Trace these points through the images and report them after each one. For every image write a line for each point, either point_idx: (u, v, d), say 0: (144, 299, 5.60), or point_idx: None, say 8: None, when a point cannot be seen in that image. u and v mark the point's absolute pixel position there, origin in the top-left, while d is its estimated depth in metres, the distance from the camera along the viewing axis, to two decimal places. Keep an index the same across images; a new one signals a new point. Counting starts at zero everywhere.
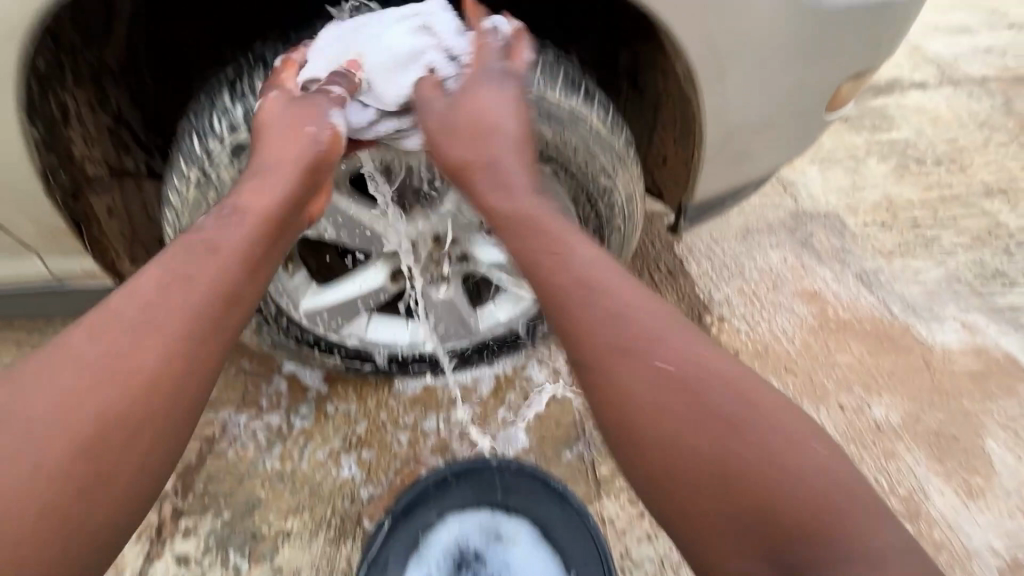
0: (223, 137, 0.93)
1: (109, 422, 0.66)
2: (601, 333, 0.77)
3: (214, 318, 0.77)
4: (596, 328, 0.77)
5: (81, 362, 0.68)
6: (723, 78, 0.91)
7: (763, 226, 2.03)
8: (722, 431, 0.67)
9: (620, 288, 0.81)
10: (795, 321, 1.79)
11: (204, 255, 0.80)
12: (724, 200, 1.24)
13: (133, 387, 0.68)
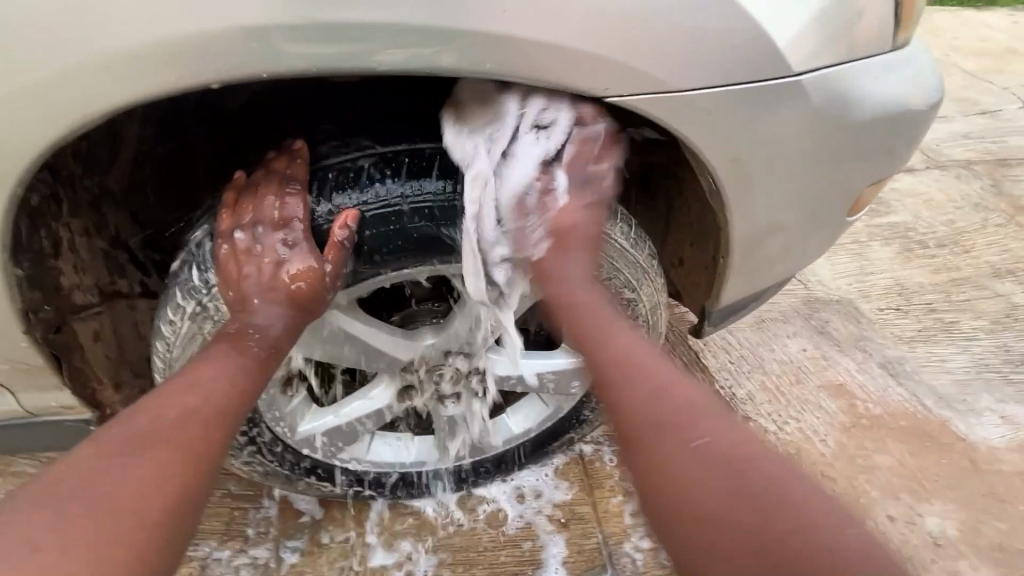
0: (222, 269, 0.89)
1: (123, 525, 0.68)
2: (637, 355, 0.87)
3: (235, 404, 0.85)
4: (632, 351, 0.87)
5: (98, 479, 0.71)
6: (751, 192, 0.86)
7: (777, 313, 1.97)
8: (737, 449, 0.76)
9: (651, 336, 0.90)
10: (825, 419, 1.68)
11: (224, 353, 0.88)
12: (747, 302, 1.17)
13: (168, 453, 0.76)
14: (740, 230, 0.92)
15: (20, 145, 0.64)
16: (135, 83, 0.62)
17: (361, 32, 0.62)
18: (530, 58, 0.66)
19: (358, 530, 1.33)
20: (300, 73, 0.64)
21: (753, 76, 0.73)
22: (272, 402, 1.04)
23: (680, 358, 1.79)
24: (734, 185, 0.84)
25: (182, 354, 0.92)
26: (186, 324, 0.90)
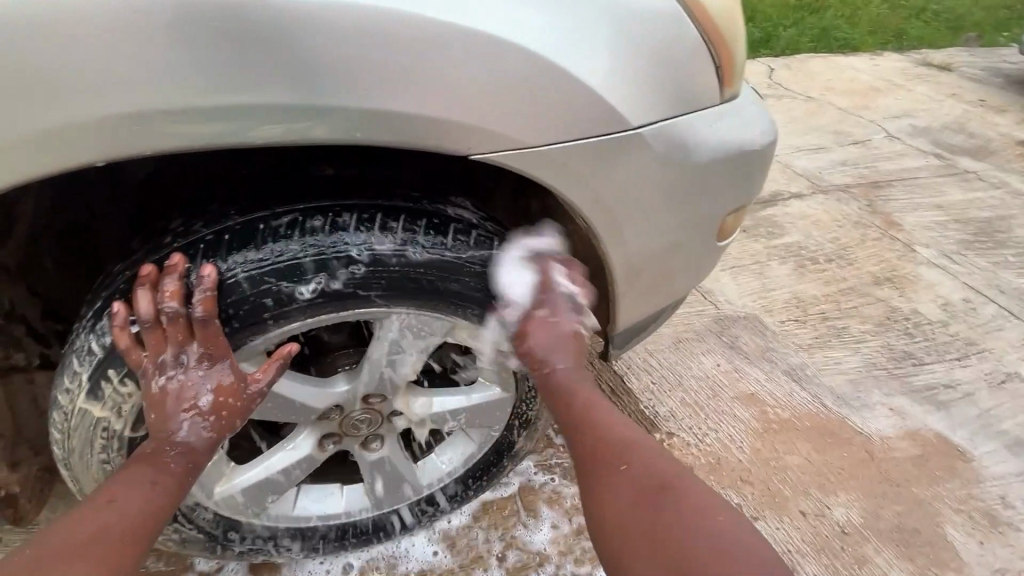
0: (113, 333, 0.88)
1: None
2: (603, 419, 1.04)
3: (176, 480, 0.92)
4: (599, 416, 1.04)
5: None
6: (620, 229, 0.98)
7: (692, 333, 2.12)
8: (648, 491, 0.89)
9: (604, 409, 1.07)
10: (741, 428, 1.81)
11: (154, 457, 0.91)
12: (647, 322, 1.28)
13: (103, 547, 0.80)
14: (619, 263, 1.04)
15: None
16: (24, 164, 0.67)
17: (243, 111, 0.70)
18: (399, 126, 0.75)
19: None
20: (187, 149, 0.71)
21: (600, 131, 0.86)
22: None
23: (606, 383, 1.89)
24: (604, 224, 0.96)
25: (80, 420, 0.91)
26: (82, 392, 0.89)
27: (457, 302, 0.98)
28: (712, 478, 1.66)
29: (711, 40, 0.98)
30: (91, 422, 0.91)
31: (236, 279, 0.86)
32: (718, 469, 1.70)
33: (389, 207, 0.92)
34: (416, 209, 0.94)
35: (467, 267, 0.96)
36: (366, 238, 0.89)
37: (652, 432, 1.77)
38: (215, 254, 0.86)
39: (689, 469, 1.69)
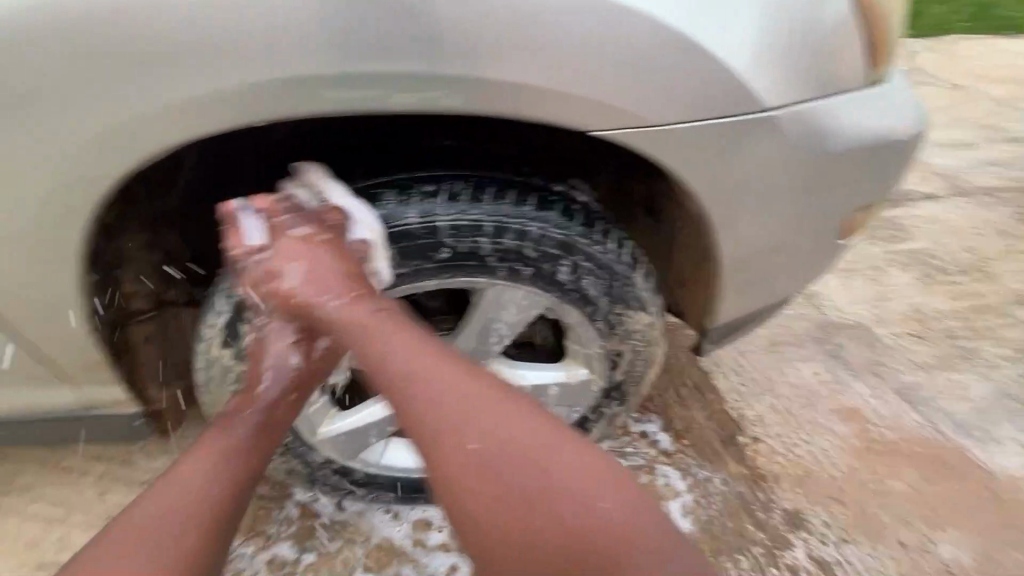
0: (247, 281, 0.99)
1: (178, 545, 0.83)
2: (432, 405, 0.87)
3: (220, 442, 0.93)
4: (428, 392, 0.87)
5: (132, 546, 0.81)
6: (737, 219, 0.93)
7: (790, 337, 1.97)
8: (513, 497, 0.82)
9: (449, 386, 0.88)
10: (837, 444, 1.68)
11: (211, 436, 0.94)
12: (748, 320, 1.22)
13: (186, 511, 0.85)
14: (729, 254, 0.99)
15: (101, 170, 0.77)
16: (196, 123, 0.75)
17: (382, 78, 0.74)
18: (526, 97, 0.75)
19: (378, 530, 1.40)
20: (331, 113, 0.76)
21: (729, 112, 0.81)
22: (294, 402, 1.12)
23: (689, 378, 1.82)
24: (720, 212, 0.92)
25: (219, 352, 1.04)
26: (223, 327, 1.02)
27: (559, 281, 0.98)
28: (799, 492, 1.57)
29: (864, 14, 0.88)
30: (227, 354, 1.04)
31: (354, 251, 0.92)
32: (806, 483, 1.60)
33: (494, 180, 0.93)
34: (522, 184, 0.95)
35: (571, 244, 0.95)
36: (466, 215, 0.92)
37: (737, 435, 1.69)
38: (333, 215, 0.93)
39: (775, 479, 1.60)
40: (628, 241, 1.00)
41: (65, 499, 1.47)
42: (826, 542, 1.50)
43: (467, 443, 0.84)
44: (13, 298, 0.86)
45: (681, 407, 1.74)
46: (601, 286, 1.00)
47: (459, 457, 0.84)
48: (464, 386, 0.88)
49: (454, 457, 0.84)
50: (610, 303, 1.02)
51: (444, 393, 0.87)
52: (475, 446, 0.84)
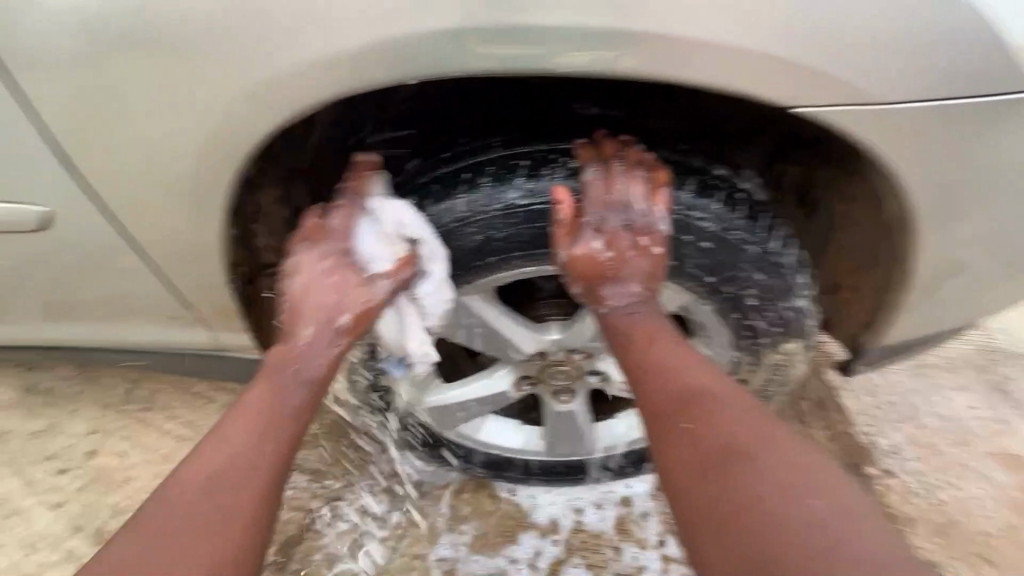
0: None
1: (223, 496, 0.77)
2: (679, 383, 0.78)
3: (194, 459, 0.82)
4: (679, 374, 0.79)
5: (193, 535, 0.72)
6: (950, 223, 0.79)
7: (943, 359, 1.68)
8: (741, 471, 0.68)
9: (694, 370, 0.80)
10: (992, 494, 1.43)
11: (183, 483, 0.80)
12: (917, 342, 1.04)
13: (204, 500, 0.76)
14: (927, 264, 0.85)
15: (251, 125, 0.76)
16: (348, 78, 0.70)
17: (550, 36, 0.66)
18: (723, 64, 0.65)
19: (464, 501, 1.40)
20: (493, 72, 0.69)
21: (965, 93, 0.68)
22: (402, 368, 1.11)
23: (812, 391, 1.61)
24: (930, 215, 0.78)
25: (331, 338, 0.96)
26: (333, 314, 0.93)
27: (709, 280, 0.84)
28: (938, 543, 1.36)
29: None
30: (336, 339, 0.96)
31: (473, 236, 0.77)
32: (948, 533, 1.38)
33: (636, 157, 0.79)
34: (676, 164, 0.81)
35: (729, 239, 0.80)
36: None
37: (864, 464, 1.48)
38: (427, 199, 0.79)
39: (908, 521, 1.39)
40: (793, 240, 0.84)
41: (194, 421, 1.63)
42: None
43: (686, 427, 0.74)
44: (167, 243, 0.90)
45: (800, 422, 1.55)
46: (757, 289, 0.85)
47: (685, 442, 0.73)
48: (689, 373, 0.79)
49: (689, 450, 0.73)
50: (761, 309, 0.88)
51: (675, 378, 0.79)
52: (691, 433, 0.74)
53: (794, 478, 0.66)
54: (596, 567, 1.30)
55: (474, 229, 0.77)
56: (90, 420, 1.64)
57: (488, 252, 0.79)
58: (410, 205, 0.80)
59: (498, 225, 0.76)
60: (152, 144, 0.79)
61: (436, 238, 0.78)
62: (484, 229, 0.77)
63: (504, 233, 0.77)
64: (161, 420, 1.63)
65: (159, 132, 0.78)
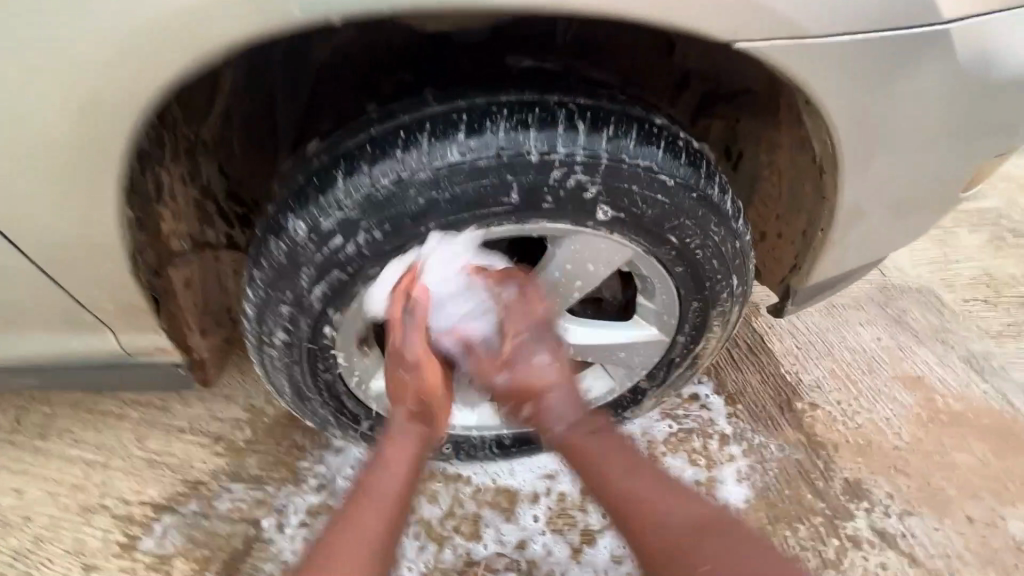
0: (281, 246, 0.78)
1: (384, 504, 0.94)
2: (623, 484, 0.95)
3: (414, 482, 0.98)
4: (621, 475, 0.96)
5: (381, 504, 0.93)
6: (870, 159, 0.84)
7: (850, 299, 1.84)
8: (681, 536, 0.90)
9: (631, 473, 0.97)
10: (900, 412, 1.59)
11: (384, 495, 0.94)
12: (838, 281, 1.13)
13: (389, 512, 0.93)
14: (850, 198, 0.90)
15: (145, 78, 0.66)
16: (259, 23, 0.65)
17: None
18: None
19: (422, 488, 1.35)
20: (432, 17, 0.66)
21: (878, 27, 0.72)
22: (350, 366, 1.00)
23: (744, 339, 1.71)
24: (852, 148, 0.82)
25: (266, 328, 0.88)
26: (263, 300, 0.84)
27: (657, 230, 0.83)
28: (862, 462, 1.48)
29: None
30: (268, 327, 0.88)
31: (414, 200, 0.72)
32: (869, 451, 1.50)
33: (578, 104, 0.74)
34: (617, 111, 0.77)
35: (677, 186, 0.79)
36: (558, 151, 0.71)
37: (794, 399, 1.59)
38: (359, 159, 0.72)
39: (834, 446, 1.51)
40: (729, 187, 0.86)
41: (106, 444, 1.44)
42: (892, 513, 1.39)
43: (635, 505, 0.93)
44: (46, 232, 0.77)
45: (735, 369, 1.65)
46: (700, 236, 0.86)
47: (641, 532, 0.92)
48: (625, 467, 0.97)
49: (637, 498, 0.94)
50: (705, 256, 0.90)
51: (619, 485, 0.95)
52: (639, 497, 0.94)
53: (715, 525, 0.91)
54: (560, 532, 1.31)
55: (415, 191, 0.71)
56: None
57: (433, 216, 0.74)
58: (340, 172, 0.72)
59: (441, 185, 0.71)
60: (26, 109, 0.68)
61: (374, 205, 0.72)
62: (425, 190, 0.71)
63: (447, 193, 0.71)
64: (65, 447, 1.43)
65: (37, 94, 0.67)
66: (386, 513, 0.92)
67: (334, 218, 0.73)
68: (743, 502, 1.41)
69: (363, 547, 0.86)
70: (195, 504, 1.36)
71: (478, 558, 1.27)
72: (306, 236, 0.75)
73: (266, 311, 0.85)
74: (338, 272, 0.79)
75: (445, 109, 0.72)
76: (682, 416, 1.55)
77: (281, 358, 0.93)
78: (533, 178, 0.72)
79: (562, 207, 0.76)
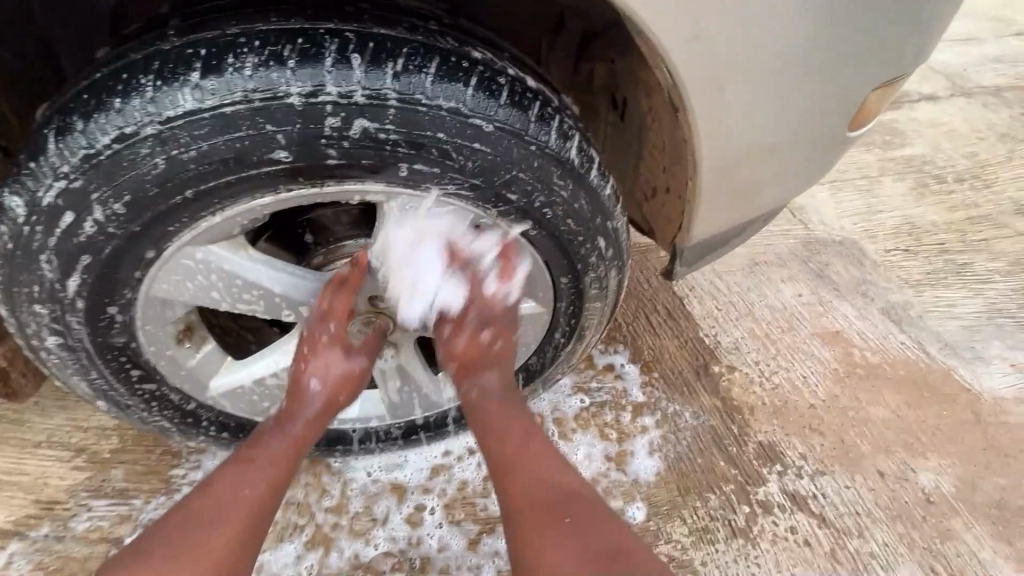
0: (12, 229, 0.64)
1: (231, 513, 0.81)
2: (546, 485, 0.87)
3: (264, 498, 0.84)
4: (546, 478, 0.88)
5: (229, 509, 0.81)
6: (726, 89, 0.76)
7: (772, 256, 1.78)
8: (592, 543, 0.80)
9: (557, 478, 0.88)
10: (817, 369, 1.54)
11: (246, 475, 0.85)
12: (727, 237, 1.05)
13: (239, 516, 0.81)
14: (717, 139, 0.82)
15: None
16: None
17: None
18: None
19: (307, 489, 1.23)
20: None
21: None
22: (176, 366, 0.86)
23: (663, 304, 1.63)
24: (703, 77, 0.74)
25: (31, 328, 0.75)
26: (13, 296, 0.71)
27: (489, 186, 0.71)
28: (775, 424, 1.42)
29: None
30: (36, 327, 0.74)
31: (151, 160, 0.61)
32: (784, 412, 1.45)
33: (358, 35, 0.63)
34: (414, 41, 0.65)
35: (501, 132, 0.67)
36: (325, 91, 0.61)
37: (710, 363, 1.52)
38: (84, 112, 0.60)
39: (749, 410, 1.45)
40: (575, 133, 0.74)
41: None
42: (803, 474, 1.35)
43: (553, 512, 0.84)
44: None
45: (651, 335, 1.56)
46: (544, 192, 0.74)
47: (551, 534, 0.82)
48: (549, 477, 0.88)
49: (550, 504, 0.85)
50: (557, 216, 0.78)
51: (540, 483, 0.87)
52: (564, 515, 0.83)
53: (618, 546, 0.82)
54: (457, 523, 1.21)
55: (146, 149, 0.60)
56: None
57: (183, 180, 0.62)
58: (68, 127, 0.61)
59: (182, 140, 0.60)
60: None
61: (100, 170, 0.61)
62: (164, 147, 0.60)
63: (192, 150, 0.61)
64: None
65: None
66: (275, 469, 0.87)
67: (55, 188, 0.62)
68: (654, 474, 1.32)
69: (247, 489, 0.84)
70: (48, 527, 1.20)
71: (365, 560, 1.16)
72: (28, 214, 0.63)
73: (21, 310, 0.72)
74: (88, 257, 0.66)
75: (191, 47, 0.60)
76: (595, 388, 1.45)
77: (70, 360, 0.80)
78: (299, 129, 0.62)
79: (356, 162, 0.65)
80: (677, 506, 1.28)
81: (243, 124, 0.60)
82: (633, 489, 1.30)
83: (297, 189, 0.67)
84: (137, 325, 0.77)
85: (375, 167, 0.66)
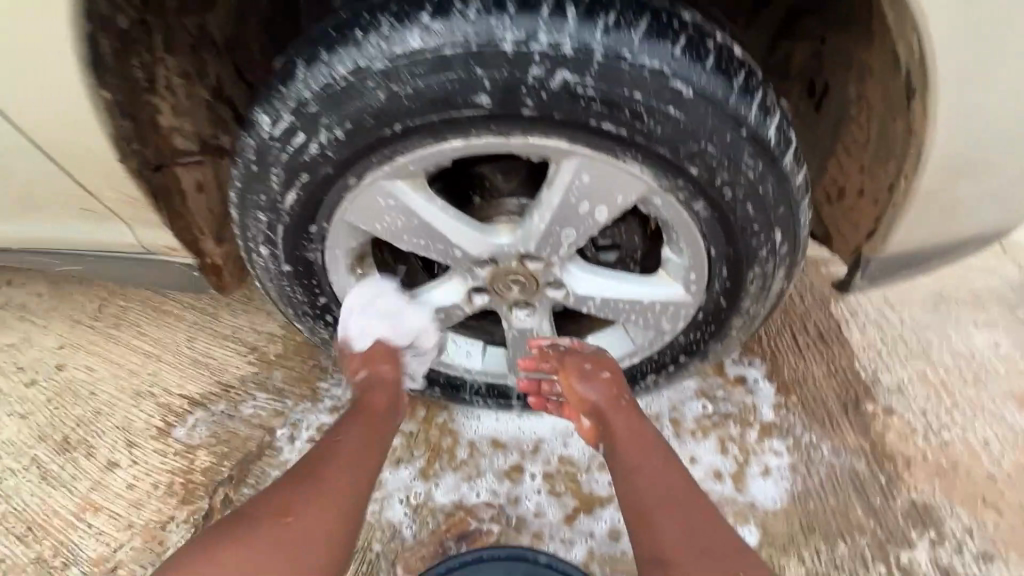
0: (254, 141, 0.78)
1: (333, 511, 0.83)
2: (651, 471, 0.93)
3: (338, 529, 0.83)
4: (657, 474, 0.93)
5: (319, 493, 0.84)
6: (985, 79, 0.70)
7: (968, 294, 1.49)
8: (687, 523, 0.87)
9: (652, 468, 0.93)
10: (1005, 436, 1.29)
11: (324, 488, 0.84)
12: (919, 260, 0.96)
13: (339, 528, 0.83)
14: (960, 137, 0.75)
15: None
16: None
17: None
18: None
19: (421, 425, 1.32)
20: None
21: None
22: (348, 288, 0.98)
23: (815, 324, 1.44)
24: (960, 62, 0.68)
25: (246, 230, 0.89)
26: (241, 199, 0.84)
27: (674, 155, 0.71)
28: (935, 486, 1.22)
29: None
30: (251, 229, 0.88)
31: (370, 94, 0.70)
32: (949, 474, 1.24)
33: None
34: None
35: (703, 96, 0.68)
36: (537, 41, 0.66)
37: (863, 400, 1.34)
38: (332, 48, 0.71)
39: (904, 462, 1.25)
40: (776, 109, 0.72)
41: (161, 339, 1.56)
42: (965, 551, 1.16)
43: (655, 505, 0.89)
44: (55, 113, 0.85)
45: (797, 355, 1.40)
46: (730, 170, 0.72)
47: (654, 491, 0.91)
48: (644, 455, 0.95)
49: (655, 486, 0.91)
50: (735, 200, 0.74)
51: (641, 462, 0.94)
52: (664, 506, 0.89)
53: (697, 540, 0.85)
54: (556, 493, 1.23)
55: (370, 83, 0.70)
56: (59, 335, 1.57)
57: (393, 115, 0.71)
58: (315, 60, 0.72)
59: (401, 77, 0.69)
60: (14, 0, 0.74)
61: (328, 99, 0.72)
62: (384, 82, 0.69)
63: (408, 88, 0.69)
64: (129, 336, 1.57)
65: None
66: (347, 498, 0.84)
67: (291, 113, 0.74)
68: (775, 503, 1.21)
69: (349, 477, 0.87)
70: (224, 405, 1.45)
71: (467, 504, 1.22)
72: (269, 132, 0.76)
73: (246, 213, 0.86)
74: (307, 175, 0.78)
75: None
76: (721, 398, 1.35)
77: (272, 266, 0.93)
78: (504, 76, 0.67)
79: (548, 115, 0.70)
80: (796, 542, 1.17)
81: (455, 67, 0.68)
82: (746, 510, 1.21)
83: (486, 138, 0.73)
84: (328, 245, 0.88)
85: (564, 122, 0.70)
